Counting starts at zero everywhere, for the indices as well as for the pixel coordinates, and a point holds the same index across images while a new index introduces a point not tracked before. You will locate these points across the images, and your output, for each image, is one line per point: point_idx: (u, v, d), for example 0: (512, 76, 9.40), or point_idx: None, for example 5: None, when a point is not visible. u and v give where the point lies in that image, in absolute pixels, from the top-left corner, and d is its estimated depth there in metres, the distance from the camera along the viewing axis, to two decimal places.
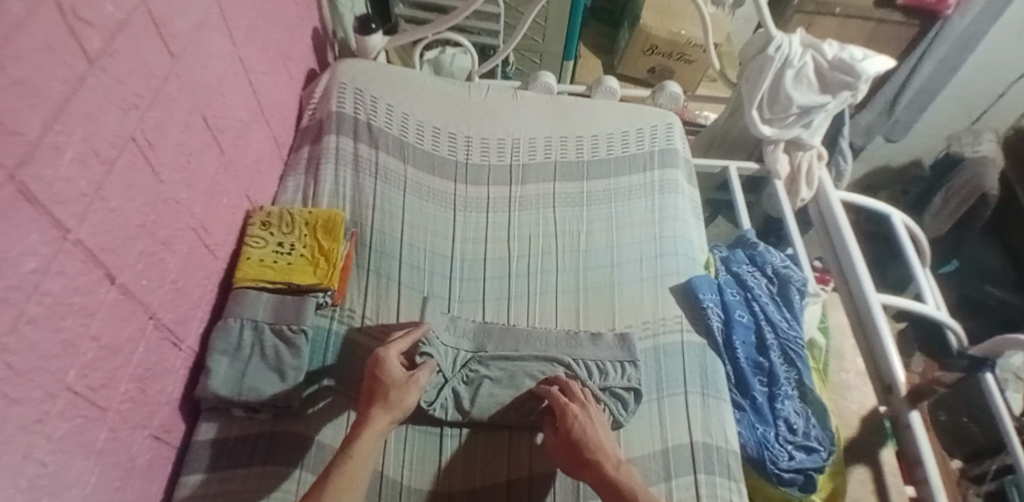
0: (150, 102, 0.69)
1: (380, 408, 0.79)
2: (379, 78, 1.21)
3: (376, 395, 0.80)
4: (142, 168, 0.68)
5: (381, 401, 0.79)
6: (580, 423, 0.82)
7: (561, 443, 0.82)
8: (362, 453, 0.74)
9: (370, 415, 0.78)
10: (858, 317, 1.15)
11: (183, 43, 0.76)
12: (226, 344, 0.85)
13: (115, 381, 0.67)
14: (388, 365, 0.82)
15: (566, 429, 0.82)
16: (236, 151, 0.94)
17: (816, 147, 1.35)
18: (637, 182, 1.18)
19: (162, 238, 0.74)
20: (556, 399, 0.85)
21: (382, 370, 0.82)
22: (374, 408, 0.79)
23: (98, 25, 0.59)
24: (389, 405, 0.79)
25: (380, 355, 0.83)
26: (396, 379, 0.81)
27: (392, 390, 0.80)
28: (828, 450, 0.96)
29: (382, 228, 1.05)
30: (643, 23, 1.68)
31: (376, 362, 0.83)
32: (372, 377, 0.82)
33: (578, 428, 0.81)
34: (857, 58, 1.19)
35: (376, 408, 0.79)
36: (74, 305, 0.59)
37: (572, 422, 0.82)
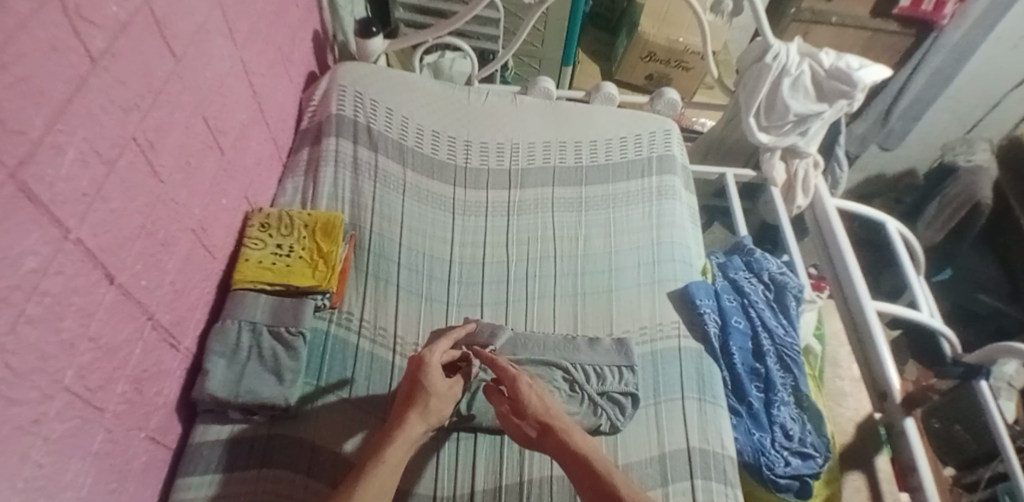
0: (152, 103, 0.69)
1: (417, 414, 0.78)
2: (379, 81, 1.21)
3: (415, 400, 0.80)
4: (142, 169, 0.68)
5: (420, 405, 0.79)
6: (534, 394, 0.82)
7: (514, 410, 0.82)
8: (395, 460, 0.73)
9: (407, 419, 0.78)
10: (854, 324, 1.16)
11: (185, 44, 0.76)
12: (224, 346, 0.85)
13: (113, 382, 0.67)
14: (431, 370, 0.82)
15: (518, 399, 0.81)
16: (237, 153, 0.94)
17: (812, 155, 1.36)
18: (635, 188, 1.18)
19: (161, 239, 0.74)
20: (503, 369, 0.84)
21: (425, 375, 0.81)
22: (412, 412, 0.78)
23: (101, 25, 0.59)
24: (427, 411, 0.79)
25: (423, 357, 0.83)
26: (437, 385, 0.81)
27: (431, 395, 0.80)
28: (824, 456, 0.96)
29: (381, 231, 1.05)
30: (641, 30, 1.69)
31: (420, 364, 0.82)
32: (413, 379, 0.82)
33: (529, 395, 0.82)
34: (853, 67, 1.20)
35: (414, 412, 0.79)
36: (73, 306, 0.59)
37: (524, 393, 0.82)
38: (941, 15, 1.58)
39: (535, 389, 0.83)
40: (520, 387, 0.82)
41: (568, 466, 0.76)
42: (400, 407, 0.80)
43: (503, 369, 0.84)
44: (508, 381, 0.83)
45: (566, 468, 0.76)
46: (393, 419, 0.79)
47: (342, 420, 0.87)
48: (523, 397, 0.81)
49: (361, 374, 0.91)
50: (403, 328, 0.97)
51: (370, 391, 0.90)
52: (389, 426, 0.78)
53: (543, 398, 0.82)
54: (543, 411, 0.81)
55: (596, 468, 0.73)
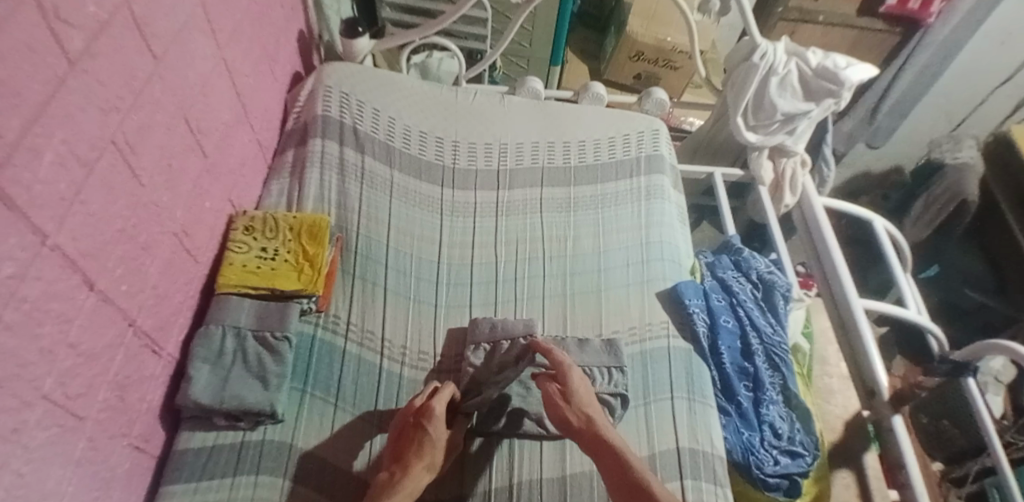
0: (132, 104, 0.68)
1: (422, 466, 0.77)
2: (366, 82, 1.20)
3: (421, 449, 0.78)
4: (123, 171, 0.67)
5: (427, 457, 0.78)
6: (582, 385, 0.85)
7: (559, 397, 0.84)
8: None
9: (413, 468, 0.77)
10: (841, 321, 1.17)
11: (166, 44, 0.74)
12: (207, 351, 0.84)
13: (94, 389, 0.65)
14: (435, 422, 0.81)
15: (568, 385, 0.85)
16: (220, 155, 0.92)
17: (800, 154, 1.36)
18: (623, 188, 1.18)
19: (143, 243, 0.73)
20: (559, 359, 0.87)
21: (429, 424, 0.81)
22: (419, 463, 0.77)
23: (79, 26, 0.58)
24: (433, 466, 0.78)
25: (427, 406, 0.82)
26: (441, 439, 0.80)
27: (435, 451, 0.79)
28: (813, 454, 0.96)
29: (368, 233, 1.04)
30: (630, 29, 1.69)
31: (425, 415, 0.81)
32: (413, 425, 0.81)
33: (578, 386, 0.85)
34: (840, 66, 1.21)
35: (421, 458, 0.78)
36: (52, 311, 0.58)
37: (571, 384, 0.85)
38: (927, 13, 1.59)
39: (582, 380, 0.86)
40: (570, 377, 0.85)
41: (598, 460, 0.77)
42: (404, 449, 0.80)
43: (558, 358, 0.88)
44: (558, 368, 0.87)
45: (597, 461, 0.77)
46: (398, 465, 0.78)
47: (330, 424, 0.86)
48: (575, 385, 0.84)
49: (349, 379, 0.91)
50: (390, 331, 0.97)
51: (358, 395, 0.90)
52: (397, 467, 0.78)
53: (588, 397, 0.84)
54: (584, 401, 0.83)
55: (630, 464, 0.74)
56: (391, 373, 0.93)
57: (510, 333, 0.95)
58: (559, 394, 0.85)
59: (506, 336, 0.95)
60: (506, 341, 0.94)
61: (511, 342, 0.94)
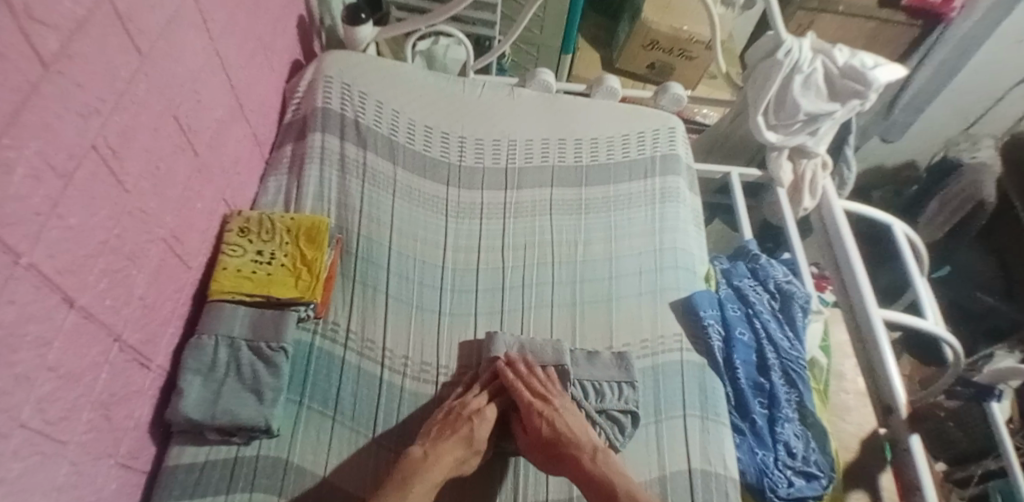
0: (114, 106, 0.62)
1: (461, 451, 0.80)
2: (369, 72, 1.14)
3: (462, 439, 0.80)
4: (105, 178, 0.62)
5: (461, 448, 0.80)
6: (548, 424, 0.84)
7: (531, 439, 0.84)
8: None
9: (445, 454, 0.78)
10: (859, 334, 1.12)
11: (153, 39, 0.69)
12: (199, 361, 0.80)
13: (77, 411, 0.61)
14: (484, 424, 0.83)
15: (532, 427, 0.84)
16: (213, 153, 0.87)
17: (821, 155, 1.31)
18: (637, 190, 1.13)
19: (128, 253, 0.68)
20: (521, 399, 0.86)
21: (478, 421, 0.83)
22: (453, 451, 0.79)
23: (55, 25, 0.52)
24: (462, 461, 0.80)
25: (482, 409, 0.85)
26: (482, 440, 0.82)
27: (472, 448, 0.81)
28: (828, 476, 0.92)
29: (370, 234, 1.00)
30: (645, 17, 1.62)
31: (478, 413, 0.84)
32: (461, 417, 0.83)
33: (545, 427, 0.84)
34: (867, 66, 1.15)
35: (455, 450, 0.79)
36: (28, 335, 0.53)
37: (545, 414, 0.85)
38: (950, 7, 1.51)
39: (556, 395, 0.88)
40: (541, 404, 0.86)
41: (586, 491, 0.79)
42: (442, 434, 0.81)
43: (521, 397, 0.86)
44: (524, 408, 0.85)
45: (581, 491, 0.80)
46: (432, 445, 0.79)
47: (327, 439, 0.82)
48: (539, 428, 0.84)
49: (348, 391, 0.87)
50: (392, 340, 0.92)
51: (357, 409, 0.85)
52: (431, 447, 0.79)
53: (568, 417, 0.86)
54: (558, 415, 0.85)
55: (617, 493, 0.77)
56: (392, 385, 0.89)
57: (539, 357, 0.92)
58: (535, 415, 0.85)
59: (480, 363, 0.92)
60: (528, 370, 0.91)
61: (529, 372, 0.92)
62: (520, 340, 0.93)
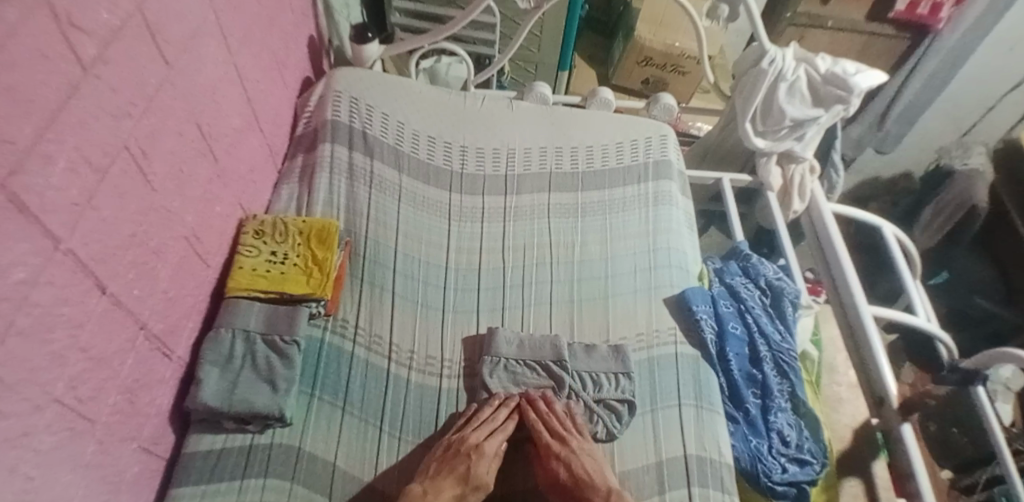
0: (144, 110, 0.69)
1: (457, 486, 0.79)
2: (376, 87, 1.21)
3: (457, 474, 0.80)
4: (134, 177, 0.68)
5: (458, 487, 0.79)
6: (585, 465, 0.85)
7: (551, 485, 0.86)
8: None
9: (443, 491, 0.79)
10: (850, 328, 1.16)
11: (178, 51, 0.75)
12: (217, 354, 0.84)
13: (104, 392, 0.66)
14: (483, 459, 0.83)
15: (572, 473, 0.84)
16: (230, 160, 0.93)
17: (809, 160, 1.36)
18: (631, 194, 1.18)
19: (153, 247, 0.73)
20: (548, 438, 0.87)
21: (477, 455, 0.82)
22: (451, 488, 0.79)
23: (93, 32, 0.58)
24: (460, 498, 0.79)
25: (481, 443, 0.83)
26: (483, 477, 0.81)
27: (471, 485, 0.80)
28: (821, 462, 0.95)
29: (377, 238, 1.05)
30: (638, 34, 1.69)
31: (476, 447, 0.83)
32: (460, 452, 0.82)
33: (576, 467, 0.84)
34: (849, 72, 1.20)
35: (454, 487, 0.79)
36: (63, 316, 0.58)
37: (562, 457, 0.85)
38: (937, 19, 1.58)
39: (573, 435, 0.88)
40: (558, 447, 0.86)
41: None
42: (440, 470, 0.81)
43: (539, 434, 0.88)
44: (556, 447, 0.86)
45: None
46: (432, 483, 0.79)
47: (337, 430, 0.86)
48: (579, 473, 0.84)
49: (356, 384, 0.91)
50: (398, 336, 0.97)
51: (365, 400, 0.90)
52: (429, 485, 0.79)
53: (586, 459, 0.85)
54: (575, 457, 0.85)
55: None
56: (398, 378, 0.93)
57: (538, 352, 0.96)
58: (553, 458, 0.86)
59: (481, 356, 0.96)
60: (527, 368, 0.95)
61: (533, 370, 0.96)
62: (519, 337, 0.97)
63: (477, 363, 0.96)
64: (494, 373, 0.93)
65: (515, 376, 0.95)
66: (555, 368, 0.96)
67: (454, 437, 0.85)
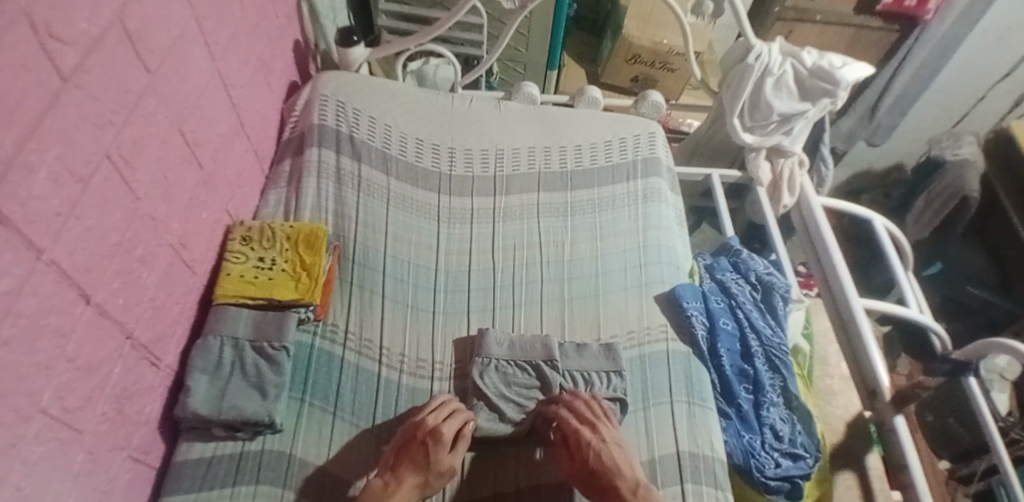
0: (126, 118, 0.68)
1: (415, 471, 0.80)
2: (363, 90, 1.20)
3: (415, 460, 0.80)
4: (118, 186, 0.68)
5: (421, 475, 0.80)
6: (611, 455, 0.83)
7: (578, 473, 0.84)
8: None
9: (405, 480, 0.79)
10: (841, 321, 1.16)
11: (160, 59, 0.75)
12: (205, 362, 0.84)
13: (92, 402, 0.66)
14: (442, 445, 0.81)
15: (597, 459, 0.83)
16: (216, 166, 0.93)
17: (798, 154, 1.36)
18: (621, 191, 1.18)
19: (139, 255, 0.73)
20: (582, 414, 0.88)
21: (435, 442, 0.81)
22: (413, 477, 0.80)
23: (73, 42, 0.58)
24: (425, 485, 0.80)
25: (438, 428, 0.82)
26: (444, 462, 0.81)
27: (434, 472, 0.81)
28: (814, 456, 0.95)
29: (366, 241, 1.05)
30: (626, 32, 1.69)
31: (432, 432, 0.82)
32: (418, 441, 0.82)
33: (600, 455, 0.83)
34: (835, 65, 1.20)
35: (414, 474, 0.80)
36: (49, 326, 0.58)
37: (592, 443, 0.84)
38: (925, 10, 1.56)
39: (602, 422, 0.88)
40: (590, 435, 0.85)
41: None
42: (402, 458, 0.81)
43: (563, 419, 0.87)
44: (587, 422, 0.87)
45: None
46: (393, 475, 0.80)
47: (328, 435, 0.86)
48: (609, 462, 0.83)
49: (347, 388, 0.90)
50: (389, 339, 0.96)
51: (356, 405, 0.89)
52: (391, 476, 0.80)
53: (613, 448, 0.85)
54: (604, 445, 0.84)
55: None
56: (389, 381, 0.93)
57: (529, 351, 0.96)
58: (584, 447, 0.84)
59: (473, 357, 0.95)
60: (520, 367, 0.94)
61: (523, 370, 0.95)
62: (510, 337, 0.97)
63: (468, 366, 0.96)
64: (484, 373, 0.93)
65: (505, 377, 0.94)
66: (547, 367, 0.94)
67: (411, 423, 0.84)
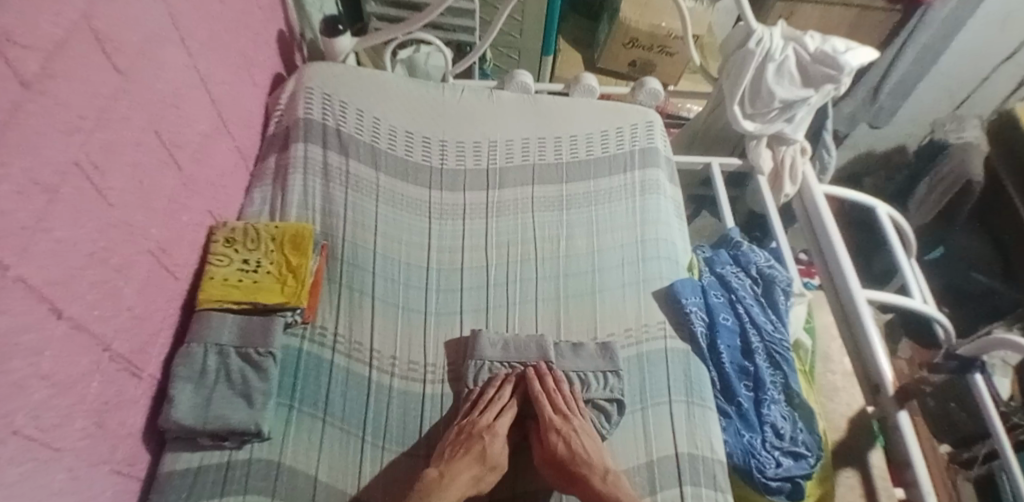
0: (96, 123, 0.65)
1: (477, 463, 0.81)
2: (350, 82, 1.16)
3: (473, 453, 0.82)
4: (89, 194, 0.64)
5: (477, 468, 0.81)
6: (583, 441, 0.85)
7: (547, 459, 0.86)
8: None
9: (460, 474, 0.79)
10: (844, 314, 1.14)
11: (132, 59, 0.71)
12: (190, 370, 0.81)
13: (70, 419, 0.64)
14: (495, 439, 0.85)
15: (569, 447, 0.84)
16: (197, 167, 0.89)
17: (799, 141, 1.33)
18: (618, 184, 1.15)
19: (116, 264, 0.70)
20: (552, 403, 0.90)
21: (490, 437, 0.85)
22: (469, 471, 0.80)
23: (35, 46, 0.55)
24: (479, 479, 0.82)
25: (494, 425, 0.86)
26: (497, 458, 0.85)
27: (488, 465, 0.83)
28: (816, 455, 0.93)
29: (355, 240, 1.02)
30: (623, 15, 1.64)
31: (489, 428, 0.85)
32: (474, 435, 0.84)
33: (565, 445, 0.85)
34: (839, 50, 1.16)
35: (472, 468, 0.81)
36: (21, 345, 0.55)
37: (562, 432, 0.86)
38: None
39: (576, 416, 0.89)
40: (560, 422, 0.87)
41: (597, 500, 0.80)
42: (456, 450, 0.82)
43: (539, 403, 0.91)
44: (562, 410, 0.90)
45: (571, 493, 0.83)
46: (447, 466, 0.80)
47: (318, 442, 0.84)
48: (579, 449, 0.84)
49: (337, 393, 0.88)
50: (379, 342, 0.94)
51: (347, 410, 0.87)
52: (445, 468, 0.80)
53: (584, 438, 0.86)
54: (574, 435, 0.85)
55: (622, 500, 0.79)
56: (381, 385, 0.90)
57: (525, 354, 0.95)
58: (553, 432, 0.87)
59: (468, 359, 0.93)
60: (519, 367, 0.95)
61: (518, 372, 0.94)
62: (504, 338, 0.96)
63: (461, 367, 0.94)
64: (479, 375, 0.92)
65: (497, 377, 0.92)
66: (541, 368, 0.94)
67: (462, 420, 0.87)
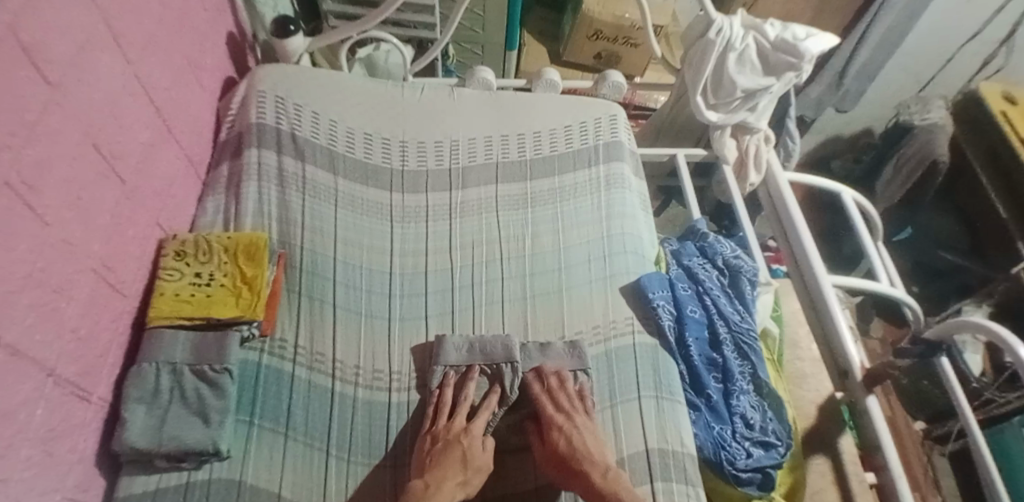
0: (27, 138, 0.61)
1: (462, 470, 0.78)
2: (304, 84, 1.13)
3: (458, 454, 0.80)
4: (22, 213, 0.61)
5: (461, 473, 0.78)
6: (589, 439, 0.83)
7: (549, 458, 0.83)
8: None
9: (445, 483, 0.77)
10: (811, 302, 1.14)
11: (63, 70, 0.68)
12: (142, 390, 0.79)
13: (16, 449, 0.60)
14: (472, 437, 0.83)
15: (569, 445, 0.82)
16: (140, 178, 0.86)
17: (763, 130, 1.33)
18: (583, 179, 1.14)
19: (56, 285, 0.67)
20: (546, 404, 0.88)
21: (466, 436, 0.82)
22: (452, 479, 0.77)
23: None
24: (465, 483, 0.78)
25: (469, 426, 0.84)
26: (481, 458, 0.81)
27: (472, 468, 0.79)
28: (786, 444, 0.93)
29: (314, 247, 0.99)
30: (586, 7, 1.62)
31: (464, 430, 0.83)
32: (451, 440, 0.81)
33: (567, 442, 0.82)
34: (799, 37, 1.16)
35: (455, 475, 0.78)
36: None
37: (564, 428, 0.83)
38: None
39: (579, 413, 0.86)
40: (562, 419, 0.85)
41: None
42: (432, 458, 0.80)
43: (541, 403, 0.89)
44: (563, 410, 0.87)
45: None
46: (432, 476, 0.78)
47: (280, 457, 0.81)
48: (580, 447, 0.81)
49: (299, 407, 0.86)
50: (342, 352, 0.92)
51: (310, 424, 0.85)
52: (430, 478, 0.77)
53: (585, 434, 0.84)
54: (576, 430, 0.83)
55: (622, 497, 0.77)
56: (344, 396, 0.88)
57: (491, 355, 0.93)
58: (555, 429, 0.84)
59: (433, 365, 0.92)
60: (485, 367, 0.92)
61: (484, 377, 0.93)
62: (469, 341, 0.94)
63: (427, 373, 0.92)
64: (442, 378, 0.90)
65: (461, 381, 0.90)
66: (508, 369, 0.92)
67: (429, 429, 0.85)
